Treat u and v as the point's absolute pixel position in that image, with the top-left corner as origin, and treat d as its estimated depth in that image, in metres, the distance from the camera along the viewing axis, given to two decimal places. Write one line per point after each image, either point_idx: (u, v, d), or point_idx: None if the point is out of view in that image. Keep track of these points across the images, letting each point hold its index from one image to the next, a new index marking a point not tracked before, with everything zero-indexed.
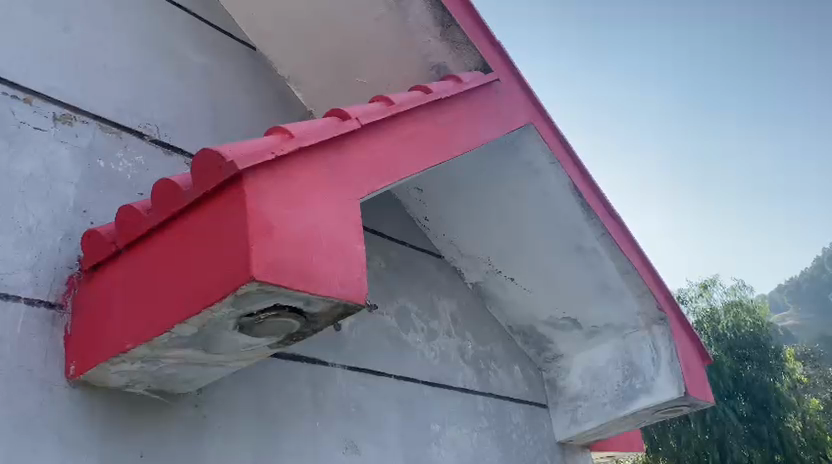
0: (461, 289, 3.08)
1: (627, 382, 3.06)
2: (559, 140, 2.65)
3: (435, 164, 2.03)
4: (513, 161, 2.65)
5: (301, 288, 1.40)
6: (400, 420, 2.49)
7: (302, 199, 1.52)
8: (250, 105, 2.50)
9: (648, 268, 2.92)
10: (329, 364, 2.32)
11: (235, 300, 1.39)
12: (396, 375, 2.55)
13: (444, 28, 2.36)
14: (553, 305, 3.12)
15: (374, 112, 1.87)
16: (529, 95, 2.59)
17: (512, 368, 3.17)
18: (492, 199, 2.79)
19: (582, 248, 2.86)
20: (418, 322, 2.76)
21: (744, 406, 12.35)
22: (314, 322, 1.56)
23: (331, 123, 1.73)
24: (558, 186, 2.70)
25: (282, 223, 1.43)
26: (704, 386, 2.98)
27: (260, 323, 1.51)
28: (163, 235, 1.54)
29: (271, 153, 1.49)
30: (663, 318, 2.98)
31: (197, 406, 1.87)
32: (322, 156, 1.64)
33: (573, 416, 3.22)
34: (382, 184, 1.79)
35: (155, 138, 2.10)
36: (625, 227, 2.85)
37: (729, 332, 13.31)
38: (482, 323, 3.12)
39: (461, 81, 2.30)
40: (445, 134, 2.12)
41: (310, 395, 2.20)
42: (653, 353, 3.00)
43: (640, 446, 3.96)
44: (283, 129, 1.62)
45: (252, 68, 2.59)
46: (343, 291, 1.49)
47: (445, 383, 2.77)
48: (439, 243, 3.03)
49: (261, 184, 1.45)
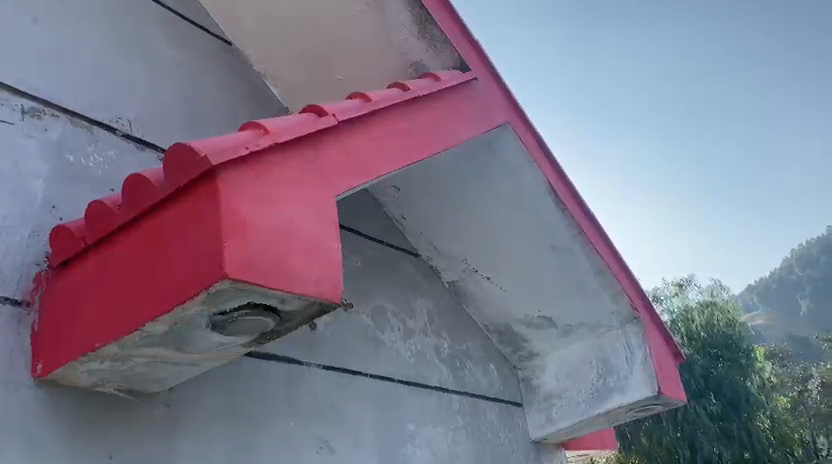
0: (437, 288, 3.08)
1: (601, 381, 3.09)
2: (536, 140, 2.66)
3: (411, 162, 2.02)
4: (491, 160, 2.65)
5: (275, 286, 1.38)
6: (375, 419, 2.48)
7: (277, 196, 1.50)
8: (225, 101, 2.47)
9: (623, 268, 2.93)
10: (304, 364, 2.29)
11: (207, 298, 1.36)
12: (372, 375, 2.54)
13: (422, 26, 2.36)
14: (529, 304, 3.12)
15: (351, 109, 1.85)
16: (507, 94, 2.59)
17: (487, 367, 3.17)
18: (469, 199, 2.79)
19: (557, 248, 2.87)
20: (394, 321, 2.75)
21: (715, 404, 12.53)
22: (288, 321, 1.55)
23: (307, 120, 1.71)
24: (534, 185, 2.71)
25: (256, 220, 1.41)
26: (677, 384, 3.01)
27: (233, 322, 1.49)
28: (134, 231, 1.50)
29: (245, 148, 1.46)
30: (636, 318, 3.00)
31: (169, 406, 1.83)
32: (298, 152, 1.62)
33: (548, 415, 3.24)
34: (358, 182, 1.77)
35: (127, 133, 2.06)
36: (600, 227, 2.87)
37: (702, 331, 13.50)
38: (458, 322, 3.12)
39: (438, 79, 2.29)
40: (422, 132, 2.11)
41: (284, 395, 2.18)
42: (627, 352, 3.03)
43: (614, 444, 4.00)
44: (258, 124, 1.59)
45: (227, 63, 2.55)
46: (319, 289, 1.47)
47: (421, 382, 2.76)
48: (416, 242, 3.02)
49: (235, 179, 1.42)
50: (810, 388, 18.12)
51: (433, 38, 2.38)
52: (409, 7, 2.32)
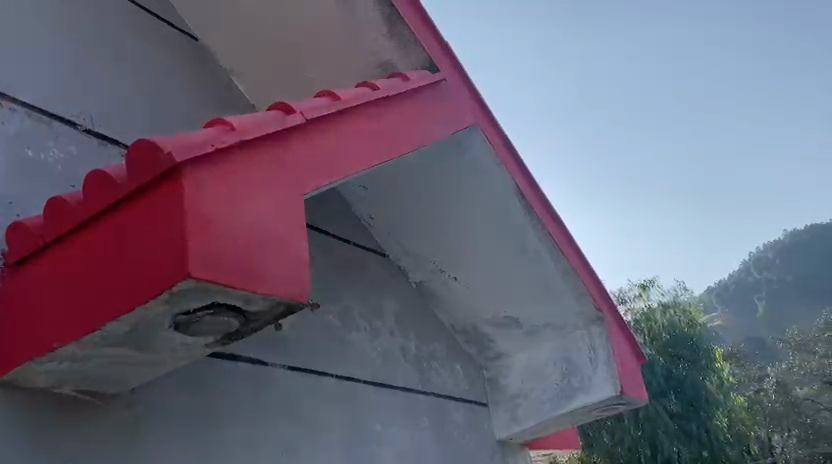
0: (404, 288, 3.07)
1: (565, 381, 3.11)
2: (503, 141, 2.68)
3: (380, 163, 2.02)
4: (459, 161, 2.66)
5: (240, 286, 1.36)
6: (341, 420, 2.47)
7: (243, 194, 1.48)
8: (191, 97, 2.43)
9: (588, 270, 2.97)
10: (269, 365, 2.26)
11: (170, 298, 1.34)
12: (337, 375, 2.52)
13: (392, 25, 2.35)
14: (495, 305, 3.14)
15: (319, 108, 1.83)
16: (475, 95, 2.60)
17: (454, 367, 3.18)
18: (437, 199, 2.79)
19: (524, 249, 2.89)
20: (361, 322, 2.74)
21: (674, 402, 12.77)
22: (253, 321, 1.53)
23: (275, 117, 1.69)
24: (502, 187, 2.72)
25: (221, 218, 1.39)
26: (639, 384, 3.06)
27: (198, 322, 1.47)
28: (95, 228, 1.47)
29: (211, 145, 1.44)
30: (600, 318, 3.03)
31: (130, 408, 1.80)
32: (265, 150, 1.60)
33: (513, 415, 3.25)
34: (327, 181, 1.76)
35: (88, 128, 2.01)
36: (565, 228, 2.90)
37: (664, 332, 13.76)
38: (425, 322, 3.12)
39: (407, 79, 2.29)
40: (391, 132, 2.11)
41: (249, 396, 2.15)
42: (591, 353, 3.04)
43: (577, 444, 4.05)
44: (224, 121, 1.57)
45: (194, 59, 2.51)
46: (285, 289, 1.46)
47: (387, 383, 2.75)
48: (383, 242, 3.02)
49: (200, 177, 1.40)
50: (767, 387, 18.57)
51: (403, 38, 2.39)
52: (379, 6, 2.32)
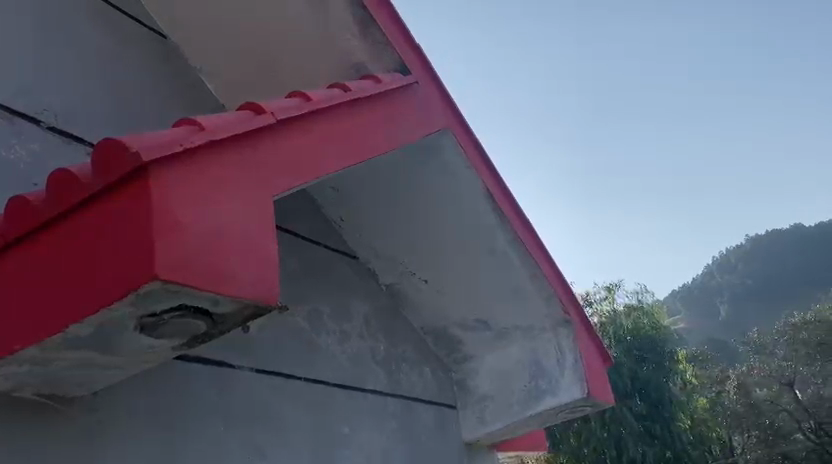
0: (374, 290, 3.07)
1: (533, 383, 3.12)
2: (474, 144, 2.69)
3: (351, 165, 2.01)
4: (430, 163, 2.67)
5: (208, 287, 1.35)
6: (308, 423, 2.45)
7: (211, 195, 1.46)
8: (159, 96, 2.39)
9: (556, 272, 2.99)
10: (236, 368, 2.23)
11: (136, 300, 1.32)
12: (305, 378, 2.50)
13: (364, 27, 2.35)
14: (464, 307, 3.15)
15: (290, 109, 1.82)
16: (446, 99, 2.61)
17: (422, 370, 3.18)
18: (407, 201, 2.79)
19: (493, 252, 2.90)
20: (329, 324, 2.72)
21: (640, 405, 12.91)
22: (221, 323, 1.51)
23: (244, 117, 1.67)
24: (472, 190, 2.73)
25: (190, 219, 1.37)
26: (605, 386, 3.08)
27: (164, 323, 1.44)
28: (57, 229, 1.43)
29: (179, 145, 1.42)
30: (568, 320, 3.04)
31: (93, 411, 1.76)
32: (235, 151, 1.58)
33: (481, 417, 3.26)
34: (297, 183, 1.75)
35: (52, 126, 1.96)
36: (534, 231, 2.92)
37: (629, 334, 13.99)
38: (394, 324, 3.12)
39: (379, 81, 2.29)
40: (362, 134, 2.10)
41: (215, 399, 2.12)
42: (559, 355, 3.06)
43: (543, 446, 4.08)
44: (193, 121, 1.55)
45: (162, 57, 2.48)
46: (253, 291, 1.44)
47: (355, 386, 2.74)
48: (353, 244, 3.01)
49: (167, 176, 1.37)
50: (727, 389, 18.98)
51: (374, 40, 2.38)
52: (351, 7, 2.32)
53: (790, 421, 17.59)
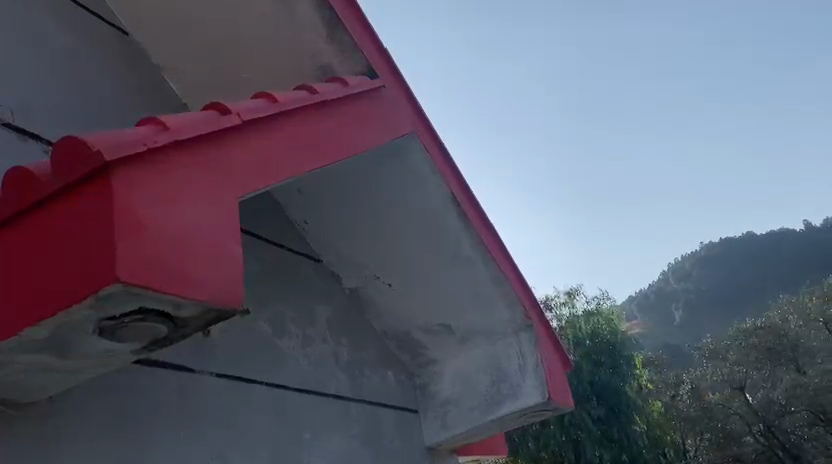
0: (338, 294, 3.05)
1: (495, 388, 3.12)
2: (439, 149, 2.70)
3: (317, 167, 2.00)
4: (396, 167, 2.67)
5: (170, 291, 1.32)
6: (269, 427, 2.42)
7: (175, 197, 1.43)
8: (121, 93, 2.34)
9: (518, 278, 3.01)
10: (196, 372, 2.19)
11: (96, 302, 1.28)
12: (267, 382, 2.47)
13: (331, 30, 2.34)
14: (427, 311, 3.15)
15: (256, 109, 1.80)
16: (413, 103, 2.62)
17: (385, 374, 3.17)
18: (372, 204, 2.79)
19: (457, 256, 2.91)
20: (292, 328, 2.70)
21: (598, 408, 13.11)
22: (183, 327, 1.48)
23: (210, 117, 1.65)
24: (438, 195, 2.74)
25: (152, 220, 1.34)
26: (564, 391, 3.10)
27: (124, 327, 1.41)
28: (14, 229, 1.39)
29: (142, 144, 1.39)
30: (529, 326, 3.06)
31: (48, 417, 1.70)
32: (200, 152, 1.56)
33: (443, 421, 3.25)
34: (262, 185, 1.73)
35: (8, 122, 1.88)
36: (497, 236, 2.94)
37: (588, 339, 14.21)
38: (357, 328, 3.10)
39: (346, 84, 2.28)
40: (328, 136, 2.09)
41: (174, 404, 2.08)
42: (520, 360, 3.07)
43: (503, 450, 4.10)
44: (157, 120, 1.52)
45: (124, 55, 2.43)
46: (217, 294, 1.42)
47: (317, 390, 2.71)
48: (317, 248, 2.99)
49: (129, 177, 1.34)
50: (682, 393, 19.40)
51: (341, 43, 2.38)
52: (319, 9, 2.31)
53: (741, 424, 18.08)
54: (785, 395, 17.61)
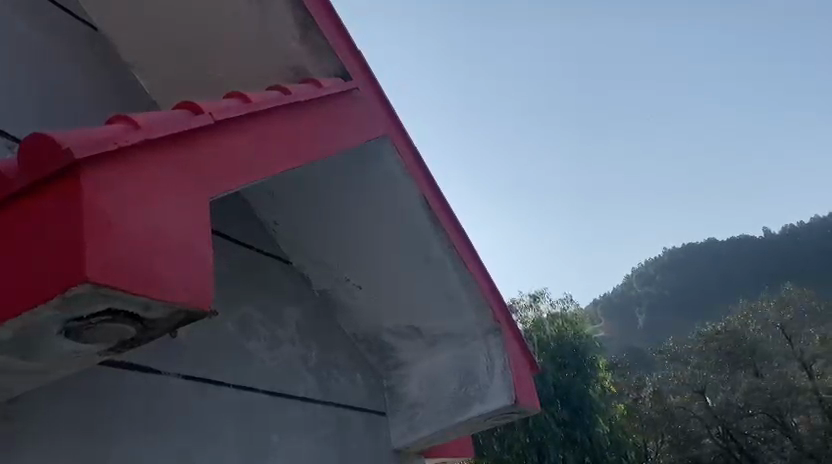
0: (307, 295, 3.04)
1: (463, 390, 3.13)
2: (411, 151, 2.71)
3: (289, 168, 1.98)
4: (368, 169, 2.67)
5: (138, 292, 1.30)
6: (236, 429, 2.40)
7: (146, 197, 1.41)
8: (90, 90, 2.29)
9: (487, 281, 3.03)
10: (163, 374, 2.16)
11: (63, 303, 1.26)
12: (235, 384, 2.45)
13: (305, 30, 2.33)
14: (397, 314, 3.15)
15: (229, 110, 1.78)
16: (386, 106, 2.63)
17: (353, 376, 3.16)
18: (342, 205, 2.79)
19: (428, 259, 2.92)
20: (260, 330, 2.67)
21: (562, 411, 13.28)
22: (151, 329, 1.46)
23: (181, 116, 1.63)
24: (409, 197, 2.75)
25: (122, 220, 1.32)
26: (531, 394, 3.12)
27: (90, 329, 1.38)
28: None
29: (113, 142, 1.37)
30: (498, 329, 3.08)
31: (9, 419, 1.66)
32: (171, 151, 1.54)
33: (411, 424, 3.25)
34: (233, 186, 1.71)
35: None
36: (468, 239, 2.96)
37: (553, 341, 14.37)
38: (326, 330, 3.09)
39: (320, 85, 2.28)
40: (300, 137, 2.08)
41: (140, 406, 2.04)
42: (488, 362, 3.08)
43: (470, 452, 4.11)
44: (128, 118, 1.50)
45: (93, 50, 2.38)
46: (187, 295, 1.41)
47: (284, 392, 2.69)
48: (287, 249, 2.97)
49: (100, 175, 1.32)
50: (644, 396, 19.72)
51: (315, 43, 2.37)
52: (293, 9, 2.30)
53: (700, 426, 18.46)
54: (743, 398, 18.04)
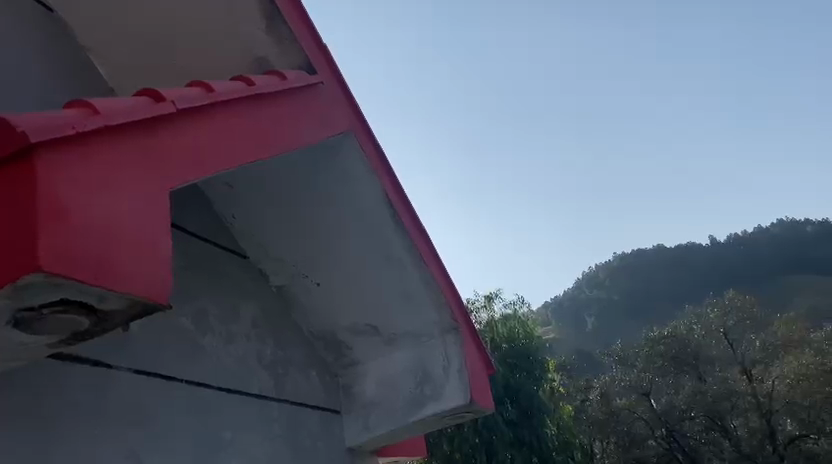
0: (264, 291, 2.99)
1: (419, 389, 3.12)
2: (374, 147, 2.70)
3: (250, 162, 1.95)
4: (330, 164, 2.65)
5: (94, 282, 1.26)
6: (188, 426, 2.34)
7: (105, 185, 1.37)
8: (46, 72, 2.21)
9: (446, 280, 3.03)
10: (112, 368, 2.09)
11: (13, 292, 1.21)
12: (188, 380, 2.39)
13: (270, 22, 2.30)
14: (354, 312, 3.13)
15: (191, 99, 1.74)
16: (350, 101, 2.61)
17: (308, 374, 3.13)
18: (303, 200, 2.75)
19: (389, 257, 2.91)
20: (215, 325, 2.62)
21: (511, 410, 13.44)
22: (105, 320, 1.42)
23: (143, 103, 1.58)
24: (370, 193, 2.73)
25: (80, 207, 1.28)
26: (486, 394, 3.14)
27: (41, 320, 1.33)
28: None
29: (72, 128, 1.32)
30: (455, 328, 3.08)
31: None
32: (131, 138, 1.49)
33: (365, 423, 3.23)
34: (193, 177, 1.67)
35: None
36: (428, 238, 2.95)
37: (504, 342, 14.53)
38: (282, 327, 3.05)
39: (284, 78, 2.25)
40: (263, 130, 2.04)
41: (88, 400, 1.98)
42: (445, 361, 3.07)
43: (422, 451, 4.11)
44: (88, 103, 1.45)
45: (50, 32, 2.30)
46: (144, 288, 1.37)
47: (238, 389, 2.65)
48: (245, 244, 2.92)
49: (57, 161, 1.27)
50: (592, 398, 20.10)
51: (280, 36, 2.35)
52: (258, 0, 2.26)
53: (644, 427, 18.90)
54: (686, 401, 18.55)
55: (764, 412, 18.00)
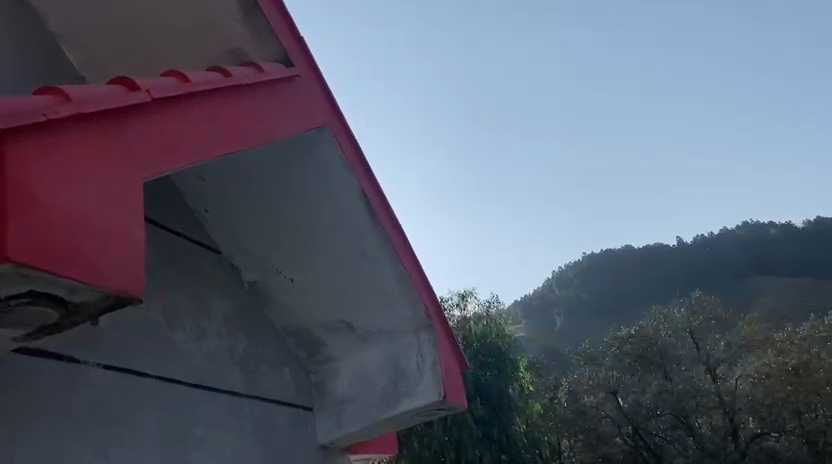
0: (237, 287, 2.95)
1: (392, 386, 3.11)
2: (351, 142, 2.68)
3: (226, 154, 1.91)
4: (306, 158, 2.62)
5: (64, 273, 1.23)
6: (158, 422, 2.30)
7: (76, 173, 1.33)
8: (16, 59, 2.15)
9: (421, 277, 3.02)
10: (81, 362, 2.05)
11: None
12: (158, 375, 2.35)
13: (247, 13, 2.27)
14: (328, 308, 3.10)
15: (167, 88, 1.70)
16: (327, 94, 2.58)
17: (280, 370, 3.10)
18: (278, 195, 2.72)
19: (364, 253, 2.89)
20: (186, 320, 2.58)
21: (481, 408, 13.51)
22: (75, 314, 1.39)
23: (116, 91, 1.54)
24: (346, 189, 2.71)
25: (49, 196, 1.24)
26: (459, 391, 3.14)
27: (9, 312, 1.30)
28: None
29: (42, 115, 1.29)
30: (429, 325, 3.07)
31: None
32: (103, 126, 1.46)
33: (338, 420, 3.21)
34: (167, 168, 1.64)
35: None
36: (404, 234, 2.94)
37: (476, 340, 14.59)
38: (254, 323, 3.01)
39: (261, 70, 2.21)
40: (238, 122, 2.01)
41: (55, 395, 1.93)
42: (419, 358, 3.06)
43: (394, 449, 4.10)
44: (59, 90, 1.41)
45: (20, 18, 2.23)
46: (115, 280, 1.33)
47: (209, 385, 2.61)
48: (218, 238, 2.88)
49: (26, 148, 1.23)
50: (561, 395, 20.29)
51: (257, 28, 2.32)
52: None
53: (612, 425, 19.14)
54: (653, 399, 18.83)
55: (727, 411, 18.35)
